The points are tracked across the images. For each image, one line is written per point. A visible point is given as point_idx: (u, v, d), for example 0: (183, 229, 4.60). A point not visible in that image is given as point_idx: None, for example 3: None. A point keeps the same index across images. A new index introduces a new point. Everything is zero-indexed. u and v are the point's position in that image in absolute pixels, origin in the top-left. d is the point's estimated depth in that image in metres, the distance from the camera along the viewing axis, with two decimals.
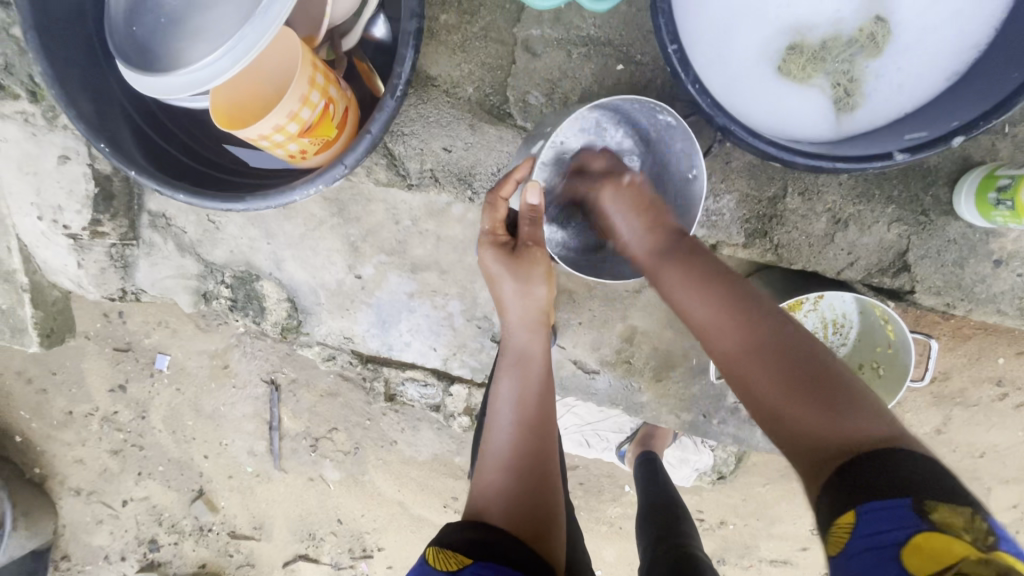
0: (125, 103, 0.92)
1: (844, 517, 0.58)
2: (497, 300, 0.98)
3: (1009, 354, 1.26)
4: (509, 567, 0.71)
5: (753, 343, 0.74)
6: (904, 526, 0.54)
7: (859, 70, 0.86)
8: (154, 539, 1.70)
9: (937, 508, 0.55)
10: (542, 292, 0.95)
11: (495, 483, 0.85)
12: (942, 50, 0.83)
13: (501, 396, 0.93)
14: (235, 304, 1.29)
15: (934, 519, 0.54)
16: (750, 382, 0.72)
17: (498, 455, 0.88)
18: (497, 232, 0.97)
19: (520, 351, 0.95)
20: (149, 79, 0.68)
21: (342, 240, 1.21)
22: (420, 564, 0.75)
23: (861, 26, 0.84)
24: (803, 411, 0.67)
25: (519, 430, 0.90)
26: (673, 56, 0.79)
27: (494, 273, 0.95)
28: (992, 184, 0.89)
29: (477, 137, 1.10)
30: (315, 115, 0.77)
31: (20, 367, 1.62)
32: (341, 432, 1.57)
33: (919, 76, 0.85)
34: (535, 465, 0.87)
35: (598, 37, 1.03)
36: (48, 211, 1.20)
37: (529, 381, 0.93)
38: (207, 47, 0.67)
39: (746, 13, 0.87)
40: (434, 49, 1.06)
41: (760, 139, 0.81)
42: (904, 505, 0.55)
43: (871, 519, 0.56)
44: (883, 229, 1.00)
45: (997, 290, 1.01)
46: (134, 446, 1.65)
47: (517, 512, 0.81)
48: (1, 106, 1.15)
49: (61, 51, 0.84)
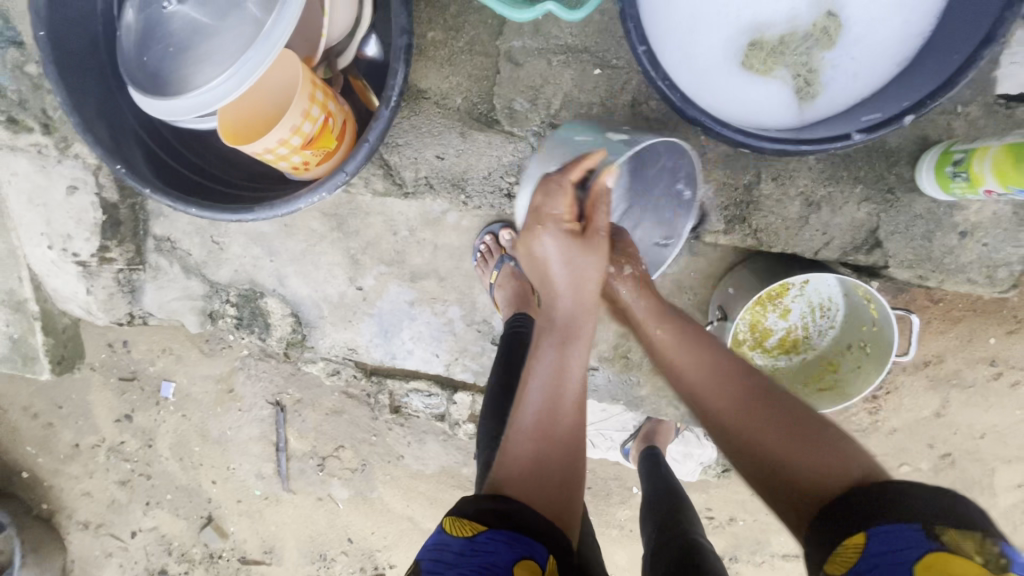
0: (137, 128, 0.96)
1: (855, 538, 0.60)
2: (539, 272, 0.90)
3: (999, 334, 1.29)
4: (520, 534, 0.71)
5: (739, 399, 0.79)
6: (913, 545, 0.56)
7: (816, 62, 0.91)
8: (164, 569, 1.71)
9: (948, 531, 0.56)
10: (595, 275, 0.87)
11: (524, 452, 0.81)
12: (891, 38, 0.89)
13: (534, 374, 0.86)
14: (240, 321, 1.34)
15: (944, 540, 0.56)
16: (747, 432, 0.76)
17: (529, 424, 0.82)
18: (565, 219, 0.88)
19: (567, 329, 0.88)
20: (161, 103, 0.73)
21: (343, 254, 1.25)
22: (439, 532, 0.75)
23: (814, 21, 0.90)
24: (794, 450, 0.71)
25: (553, 409, 0.83)
26: (643, 56, 0.83)
27: (553, 258, 0.88)
28: (948, 158, 0.93)
29: (468, 144, 1.15)
30: (317, 128, 0.82)
31: (27, 402, 1.65)
32: (348, 449, 1.59)
33: (872, 64, 0.90)
34: (566, 447, 0.82)
35: (574, 45, 1.09)
36: (58, 240, 1.24)
37: (573, 367, 0.86)
38: (213, 70, 0.72)
39: (709, 14, 0.93)
40: (423, 65, 1.12)
41: (729, 129, 0.86)
42: (913, 527, 0.57)
43: (881, 539, 0.58)
44: (853, 209, 1.05)
45: (965, 260, 1.05)
46: (142, 476, 1.67)
47: (536, 491, 0.78)
48: (15, 140, 1.20)
49: (77, 80, 0.89)
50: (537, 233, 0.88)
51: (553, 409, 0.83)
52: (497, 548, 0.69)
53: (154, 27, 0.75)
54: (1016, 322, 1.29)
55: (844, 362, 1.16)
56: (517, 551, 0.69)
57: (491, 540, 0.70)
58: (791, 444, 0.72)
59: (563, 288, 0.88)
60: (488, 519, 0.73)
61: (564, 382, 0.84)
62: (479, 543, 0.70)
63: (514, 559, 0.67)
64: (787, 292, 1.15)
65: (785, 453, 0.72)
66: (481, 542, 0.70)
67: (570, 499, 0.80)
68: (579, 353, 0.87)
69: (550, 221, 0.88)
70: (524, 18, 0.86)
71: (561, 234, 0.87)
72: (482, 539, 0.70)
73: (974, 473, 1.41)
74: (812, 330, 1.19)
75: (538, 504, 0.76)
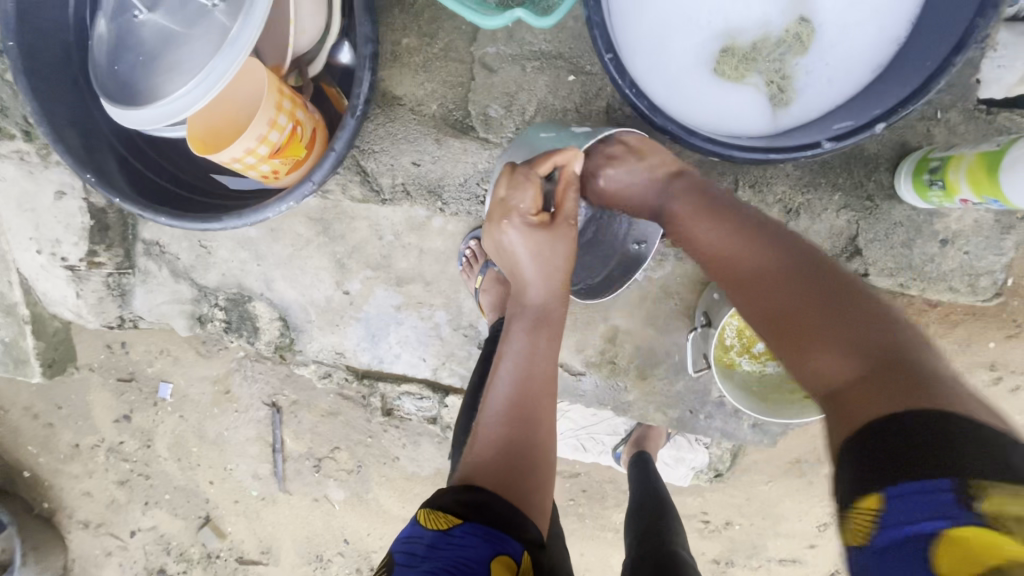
0: (112, 139, 0.97)
1: (865, 501, 0.48)
2: (509, 262, 0.91)
3: (1000, 338, 1.27)
4: (495, 528, 0.71)
5: (787, 274, 0.67)
6: (941, 515, 0.44)
7: (790, 68, 0.90)
8: (163, 568, 1.73)
9: (989, 492, 0.43)
10: (564, 262, 0.90)
11: (493, 438, 0.82)
12: (865, 44, 0.87)
13: (505, 360, 0.88)
14: (229, 325, 1.35)
15: (983, 506, 0.43)
16: (787, 309, 0.64)
17: (498, 409, 0.84)
18: (533, 212, 0.88)
19: (539, 312, 0.90)
20: (129, 113, 0.73)
21: (329, 258, 1.25)
22: (412, 524, 0.74)
23: (787, 27, 0.88)
24: (839, 342, 0.58)
25: (522, 394, 0.85)
26: (609, 64, 0.83)
27: (521, 249, 0.88)
28: (925, 166, 0.92)
29: (444, 150, 1.14)
30: (284, 137, 0.82)
31: (28, 403, 1.66)
32: (343, 450, 1.59)
33: (846, 70, 0.88)
34: (535, 427, 0.83)
35: (548, 51, 1.08)
36: (46, 245, 1.25)
37: (542, 349, 0.88)
38: (181, 80, 0.72)
39: (679, 20, 0.91)
40: (398, 71, 1.12)
41: (697, 138, 0.85)
42: (944, 488, 0.45)
43: (902, 503, 0.46)
44: (832, 217, 1.04)
45: (946, 268, 1.04)
46: (140, 476, 1.68)
47: (508, 476, 0.78)
48: (2, 147, 1.21)
49: (47, 91, 0.89)
50: (502, 226, 0.88)
51: (522, 393, 0.85)
52: (473, 544, 0.68)
53: (125, 36, 0.76)
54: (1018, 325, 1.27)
55: None
56: (493, 547, 0.68)
57: (466, 535, 0.69)
58: (837, 329, 0.59)
59: (533, 277, 0.89)
60: (463, 512, 0.72)
61: (533, 365, 0.87)
62: (453, 537, 0.69)
63: (489, 556, 0.67)
64: None
65: (818, 355, 0.59)
66: (456, 536, 0.69)
67: (540, 495, 0.79)
68: (549, 336, 0.89)
69: (515, 214, 0.87)
70: (496, 24, 0.87)
71: (527, 226, 0.88)
72: (457, 533, 0.69)
73: None
74: None
75: (505, 492, 0.76)
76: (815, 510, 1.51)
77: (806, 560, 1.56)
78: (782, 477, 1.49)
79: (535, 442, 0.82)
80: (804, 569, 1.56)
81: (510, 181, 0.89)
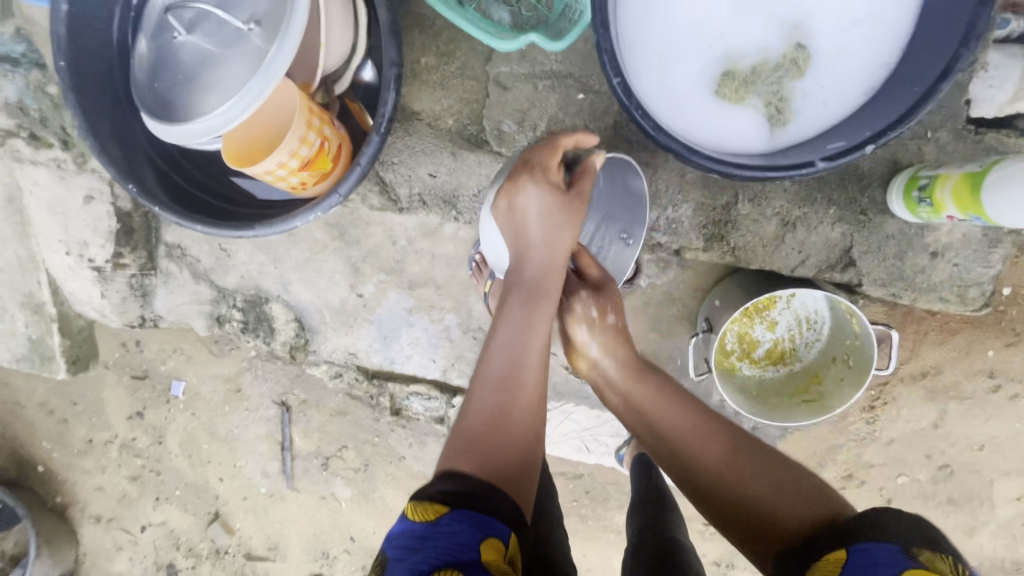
0: (149, 150, 1.02)
1: (836, 555, 0.65)
2: (516, 222, 0.95)
3: (997, 347, 1.31)
4: (479, 513, 0.72)
5: (708, 443, 0.89)
6: (896, 563, 0.60)
7: (787, 91, 0.94)
8: (172, 562, 1.77)
9: (923, 552, 0.61)
10: (569, 237, 0.95)
11: (487, 404, 0.87)
12: (859, 69, 0.91)
13: (501, 327, 0.92)
14: (246, 325, 1.39)
15: (920, 559, 0.60)
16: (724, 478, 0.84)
17: (493, 375, 0.89)
18: (551, 175, 0.93)
19: (534, 283, 0.94)
20: (169, 128, 0.79)
21: (344, 262, 1.30)
22: (401, 519, 0.73)
23: (784, 52, 0.92)
24: (764, 490, 0.80)
25: (514, 369, 0.89)
26: (617, 87, 0.87)
27: (532, 212, 0.93)
28: (914, 184, 0.96)
29: (459, 163, 1.19)
30: (313, 151, 0.87)
31: (44, 399, 1.72)
32: (351, 449, 1.64)
33: (841, 93, 0.92)
34: (525, 405, 0.88)
35: (560, 70, 1.13)
36: (74, 247, 1.31)
37: (536, 323, 0.92)
38: (220, 99, 0.77)
39: (684, 44, 0.95)
40: (417, 88, 1.16)
41: (698, 156, 0.89)
42: (893, 548, 0.62)
43: (863, 556, 0.63)
44: (828, 229, 1.08)
45: (937, 279, 1.08)
46: (152, 472, 1.73)
47: (495, 454, 0.81)
48: (37, 154, 1.27)
49: (91, 105, 0.95)
50: (521, 181, 0.93)
51: (514, 368, 0.89)
52: (460, 530, 0.68)
53: (165, 56, 0.81)
54: (1015, 335, 1.30)
55: (828, 373, 1.19)
56: (482, 532, 0.69)
57: (454, 522, 0.69)
58: (758, 484, 0.81)
59: (537, 242, 0.94)
60: (447, 500, 0.73)
61: (526, 341, 0.91)
62: (442, 525, 0.69)
63: (478, 538, 0.68)
64: (774, 304, 1.18)
65: (756, 492, 0.80)
66: (444, 524, 0.69)
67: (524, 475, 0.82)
68: (543, 310, 0.93)
69: (536, 173, 0.93)
70: (508, 47, 0.95)
71: (544, 189, 0.92)
72: (445, 521, 0.70)
73: (971, 485, 1.42)
74: (799, 342, 1.21)
75: (487, 471, 0.78)
76: None
77: None
78: None
79: (523, 411, 0.87)
80: None
81: (539, 145, 0.96)
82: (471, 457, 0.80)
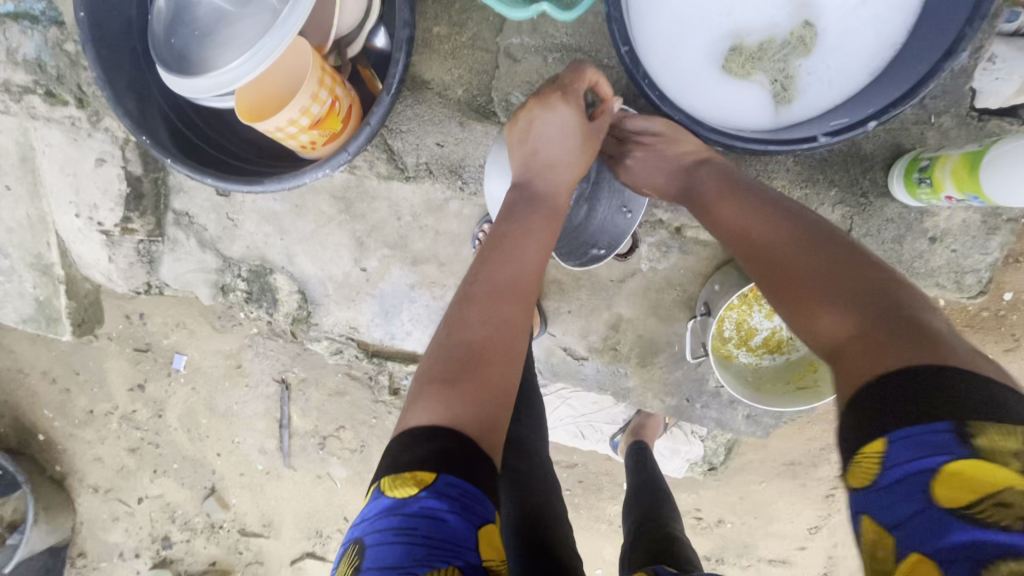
0: (163, 104, 1.03)
1: (871, 446, 0.50)
2: (531, 141, 0.96)
3: (997, 352, 1.31)
4: (464, 483, 0.64)
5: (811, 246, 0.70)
6: (940, 452, 0.46)
7: (793, 69, 0.94)
8: (167, 536, 1.79)
9: (985, 432, 0.45)
10: (577, 167, 0.97)
11: (475, 323, 0.79)
12: (865, 47, 0.93)
13: (498, 246, 0.87)
14: (250, 296, 1.40)
15: (977, 444, 0.45)
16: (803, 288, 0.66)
17: (481, 291, 0.82)
18: (576, 98, 0.97)
19: (535, 204, 0.92)
20: (182, 81, 0.80)
21: (349, 236, 1.32)
22: (376, 496, 0.65)
23: (792, 30, 0.93)
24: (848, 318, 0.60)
25: (509, 291, 0.83)
26: (626, 55, 0.90)
27: (553, 124, 0.95)
28: (915, 165, 0.97)
29: (467, 133, 1.21)
30: (324, 110, 0.88)
31: (47, 367, 1.74)
32: (348, 430, 1.65)
33: (846, 73, 0.93)
34: (512, 348, 0.79)
35: (570, 44, 1.14)
36: (85, 210, 1.33)
37: (531, 250, 0.87)
38: (235, 54, 0.79)
39: (693, 18, 0.96)
40: (428, 57, 1.18)
41: (704, 128, 0.96)
42: (941, 429, 0.46)
43: (903, 441, 0.48)
44: (828, 211, 1.09)
45: (934, 265, 1.09)
46: (151, 444, 1.75)
47: (473, 396, 0.72)
48: (52, 112, 1.29)
49: (109, 57, 0.97)
50: (552, 100, 0.96)
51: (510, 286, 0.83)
52: (448, 516, 0.61)
53: (183, 13, 0.84)
54: (1015, 340, 1.30)
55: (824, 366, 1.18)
56: (470, 509, 0.62)
57: (439, 498, 0.62)
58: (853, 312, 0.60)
59: (552, 159, 0.95)
60: (428, 463, 0.65)
61: (523, 266, 0.86)
62: (426, 502, 0.61)
63: (465, 516, 0.62)
64: None
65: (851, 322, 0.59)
66: (428, 502, 0.61)
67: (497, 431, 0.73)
68: (537, 242, 0.88)
69: (568, 95, 0.96)
70: (519, 16, 0.94)
71: (571, 110, 0.95)
72: (427, 499, 0.61)
73: None
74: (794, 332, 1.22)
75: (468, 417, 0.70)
76: (805, 511, 1.56)
77: (794, 561, 1.60)
78: (775, 478, 1.53)
79: (510, 326, 0.80)
80: (793, 570, 1.61)
81: (567, 72, 0.99)
82: (444, 390, 0.72)
